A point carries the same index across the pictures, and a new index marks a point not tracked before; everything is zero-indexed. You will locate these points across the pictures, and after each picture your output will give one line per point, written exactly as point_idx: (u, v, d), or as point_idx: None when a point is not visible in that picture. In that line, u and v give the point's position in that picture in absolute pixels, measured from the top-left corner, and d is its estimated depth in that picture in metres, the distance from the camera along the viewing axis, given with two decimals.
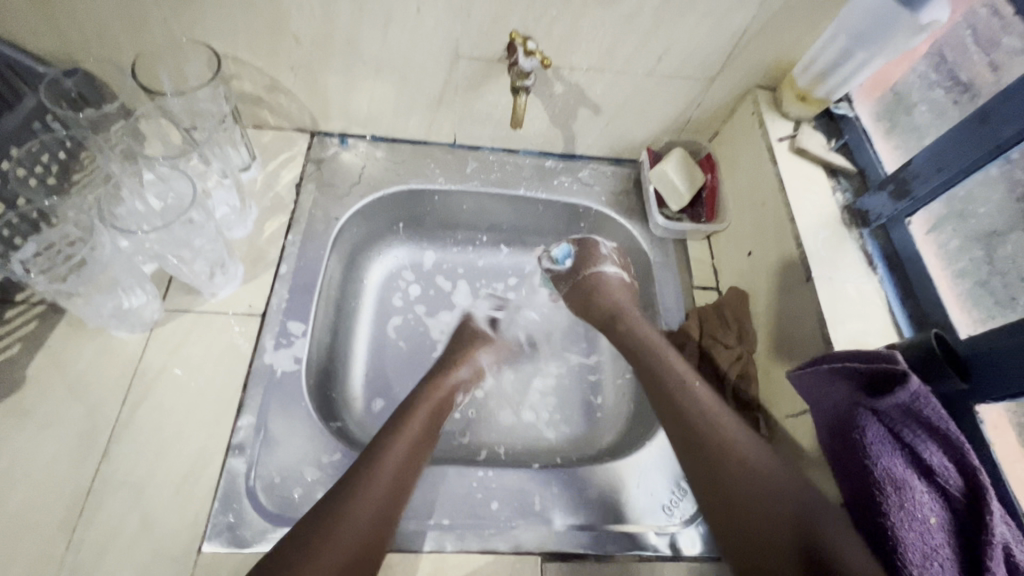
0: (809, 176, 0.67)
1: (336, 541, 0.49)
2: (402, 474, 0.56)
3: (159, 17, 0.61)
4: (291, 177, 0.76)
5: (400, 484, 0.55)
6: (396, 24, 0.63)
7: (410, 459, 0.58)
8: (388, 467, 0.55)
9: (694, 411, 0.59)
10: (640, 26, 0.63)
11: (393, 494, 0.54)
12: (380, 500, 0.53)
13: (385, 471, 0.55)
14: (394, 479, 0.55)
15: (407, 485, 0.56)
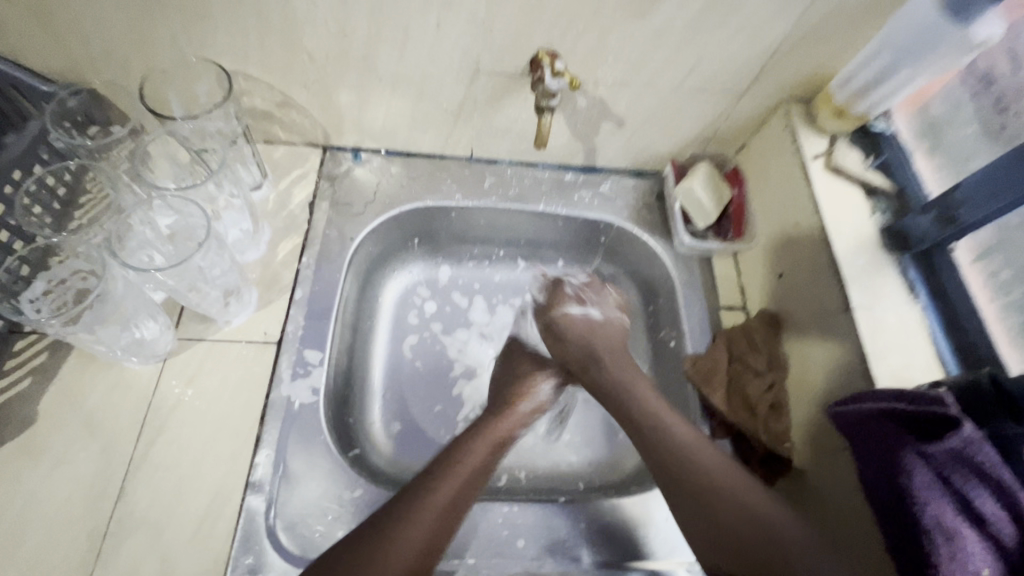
0: (846, 196, 0.64)
1: (383, 573, 0.49)
2: (456, 505, 0.55)
3: (167, 36, 0.58)
4: (304, 196, 0.74)
5: (450, 515, 0.54)
6: (415, 40, 0.60)
7: (464, 489, 0.56)
8: (444, 497, 0.55)
9: (671, 448, 0.58)
10: (670, 39, 0.60)
11: (441, 524, 0.53)
12: (429, 525, 0.53)
13: (437, 501, 0.54)
14: (445, 510, 0.54)
15: (459, 512, 0.55)
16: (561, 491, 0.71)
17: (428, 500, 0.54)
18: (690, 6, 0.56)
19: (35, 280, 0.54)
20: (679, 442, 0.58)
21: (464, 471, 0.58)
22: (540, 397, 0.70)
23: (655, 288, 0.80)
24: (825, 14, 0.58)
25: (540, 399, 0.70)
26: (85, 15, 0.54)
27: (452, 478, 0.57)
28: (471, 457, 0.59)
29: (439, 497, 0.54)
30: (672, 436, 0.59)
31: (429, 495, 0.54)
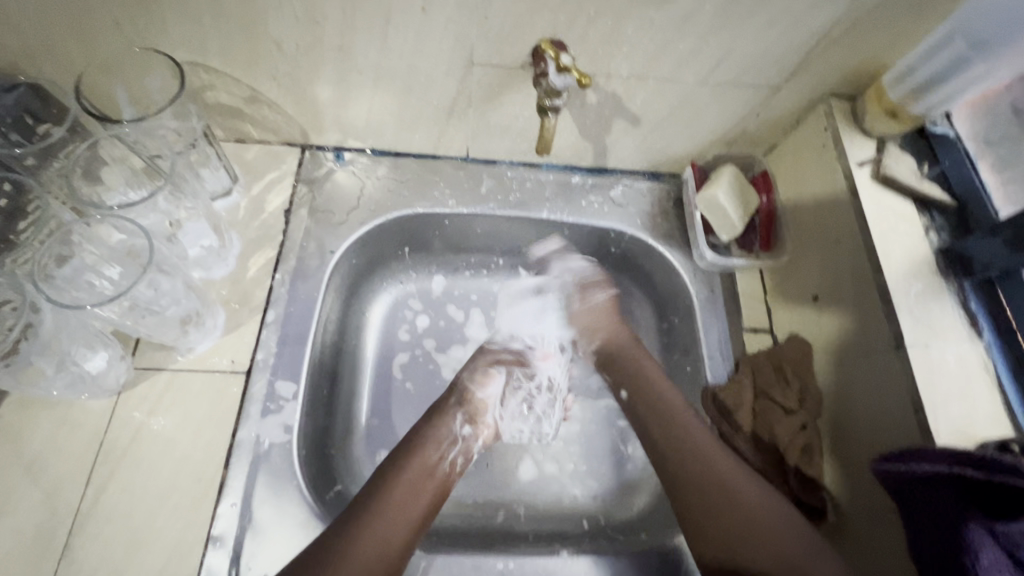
0: (896, 210, 0.55)
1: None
2: (404, 516, 0.52)
3: (108, 23, 0.50)
4: (280, 202, 0.66)
5: (400, 530, 0.51)
6: (397, 27, 0.51)
7: (406, 499, 0.53)
8: (388, 509, 0.51)
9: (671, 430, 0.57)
10: (697, 26, 0.51)
11: (395, 538, 0.50)
12: (393, 525, 0.51)
13: (383, 516, 0.51)
14: (393, 525, 0.51)
15: (421, 516, 0.53)
16: (562, 531, 0.65)
17: (371, 518, 0.50)
18: None
19: None
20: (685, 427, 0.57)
21: (405, 479, 0.55)
22: (473, 396, 0.65)
23: (671, 304, 0.72)
24: None
25: (475, 399, 0.65)
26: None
27: (399, 486, 0.54)
28: (411, 467, 0.56)
29: (383, 512, 0.51)
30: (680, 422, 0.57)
31: (372, 512, 0.51)
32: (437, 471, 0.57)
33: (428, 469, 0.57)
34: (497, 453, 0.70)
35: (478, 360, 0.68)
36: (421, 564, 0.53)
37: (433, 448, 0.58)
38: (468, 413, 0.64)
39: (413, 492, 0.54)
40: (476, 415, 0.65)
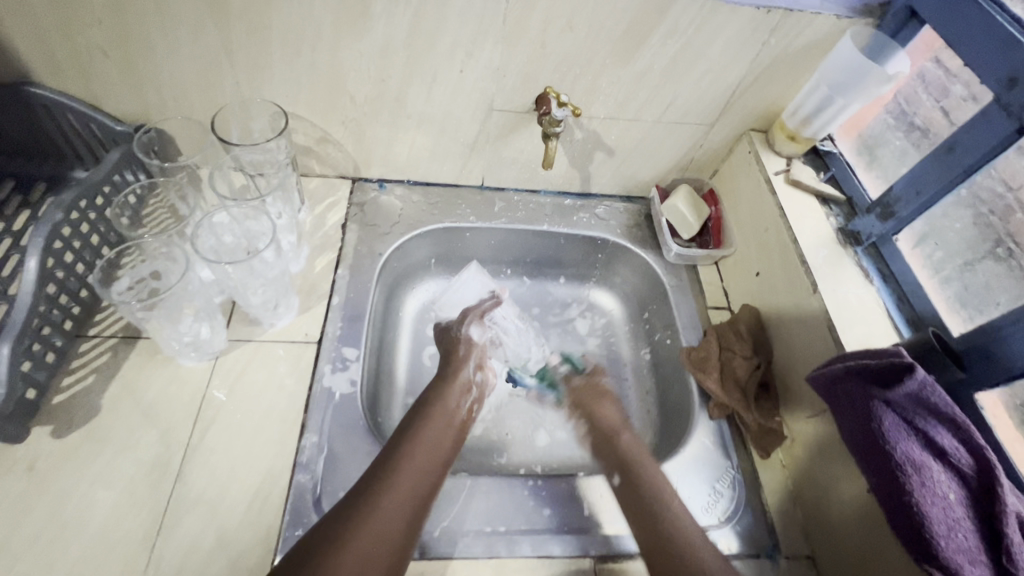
0: (805, 204, 0.76)
1: (386, 502, 0.53)
2: (436, 453, 0.61)
3: (232, 81, 0.70)
4: (337, 219, 0.83)
5: (435, 463, 0.60)
6: (440, 83, 0.72)
7: (435, 444, 0.62)
8: (420, 450, 0.60)
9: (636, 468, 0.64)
10: (650, 81, 0.74)
11: (432, 469, 0.59)
12: (428, 466, 0.59)
13: (421, 454, 0.60)
14: (429, 463, 0.60)
15: (442, 460, 0.61)
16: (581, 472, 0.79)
17: (408, 461, 0.58)
18: (666, 52, 0.70)
19: (121, 277, 0.63)
20: (637, 453, 0.66)
21: (436, 425, 0.64)
22: (478, 349, 0.78)
23: (649, 297, 0.90)
24: (772, 58, 0.72)
25: (478, 348, 0.78)
26: (163, 53, 0.66)
27: (429, 432, 0.63)
28: (434, 420, 0.65)
29: (420, 447, 0.60)
30: (634, 446, 0.68)
31: (411, 449, 0.60)
32: (455, 421, 0.67)
33: (448, 420, 0.66)
34: (517, 424, 0.83)
35: (470, 315, 0.82)
36: (467, 483, 0.65)
37: (440, 408, 0.67)
38: (476, 364, 0.76)
39: (443, 435, 0.63)
40: (482, 363, 0.78)
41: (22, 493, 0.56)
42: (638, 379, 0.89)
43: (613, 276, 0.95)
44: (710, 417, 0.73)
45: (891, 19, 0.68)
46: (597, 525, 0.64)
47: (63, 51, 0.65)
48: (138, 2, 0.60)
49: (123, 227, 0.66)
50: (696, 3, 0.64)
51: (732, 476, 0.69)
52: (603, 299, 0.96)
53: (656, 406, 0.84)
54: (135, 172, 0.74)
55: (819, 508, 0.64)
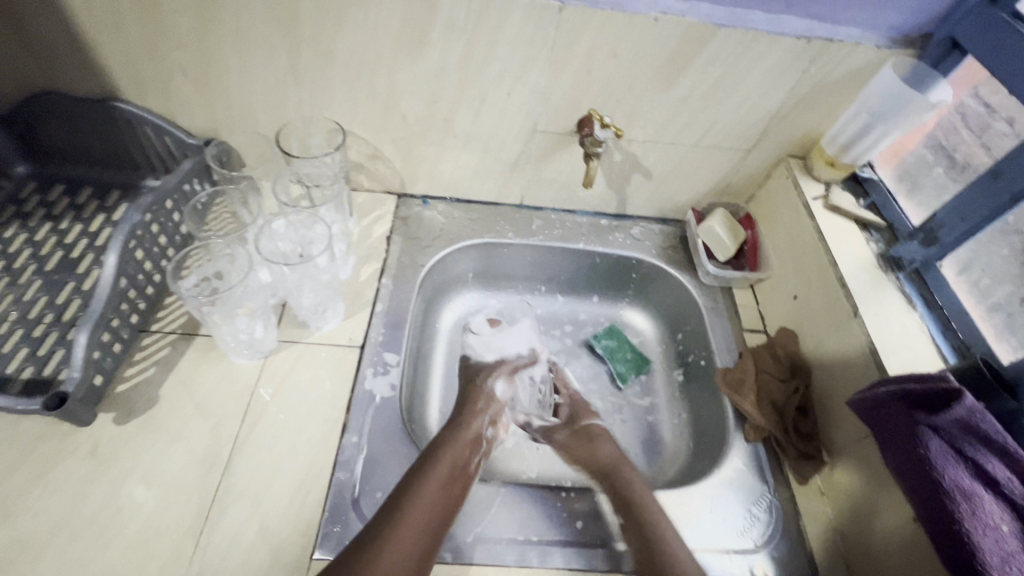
0: (846, 228, 0.76)
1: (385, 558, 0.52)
2: (441, 502, 0.59)
3: (296, 99, 0.75)
4: (382, 231, 0.87)
5: (439, 513, 0.58)
6: (488, 105, 0.76)
7: (441, 495, 0.59)
8: (424, 500, 0.58)
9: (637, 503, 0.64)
10: (690, 105, 0.76)
11: (433, 519, 0.57)
12: (430, 517, 0.57)
13: (416, 514, 0.56)
14: (423, 522, 0.56)
15: (448, 509, 0.59)
16: None
17: (409, 511, 0.56)
18: (707, 79, 0.73)
19: (190, 274, 0.70)
20: (635, 489, 0.66)
21: (437, 477, 0.61)
22: (496, 405, 0.75)
23: (683, 318, 0.91)
24: (812, 86, 0.73)
25: (496, 404, 0.76)
26: (237, 73, 0.72)
27: (430, 485, 0.59)
28: (443, 466, 0.62)
29: (425, 496, 0.58)
30: (632, 482, 0.67)
31: (406, 509, 0.56)
32: (465, 471, 0.64)
33: (455, 472, 0.63)
34: None
35: (499, 368, 0.80)
36: (501, 491, 0.65)
37: (449, 453, 0.64)
38: (490, 417, 0.74)
39: (451, 482, 0.61)
40: (496, 419, 0.75)
41: (84, 474, 0.59)
42: (669, 400, 0.89)
43: (646, 297, 0.97)
44: (746, 439, 0.72)
45: (932, 48, 0.69)
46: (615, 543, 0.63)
47: (149, 69, 0.71)
48: (220, 27, 0.66)
49: (193, 228, 0.72)
50: (737, 33, 0.67)
51: (768, 500, 0.68)
52: (636, 320, 0.97)
53: (688, 429, 0.84)
54: (201, 181, 0.79)
55: (861, 537, 0.62)
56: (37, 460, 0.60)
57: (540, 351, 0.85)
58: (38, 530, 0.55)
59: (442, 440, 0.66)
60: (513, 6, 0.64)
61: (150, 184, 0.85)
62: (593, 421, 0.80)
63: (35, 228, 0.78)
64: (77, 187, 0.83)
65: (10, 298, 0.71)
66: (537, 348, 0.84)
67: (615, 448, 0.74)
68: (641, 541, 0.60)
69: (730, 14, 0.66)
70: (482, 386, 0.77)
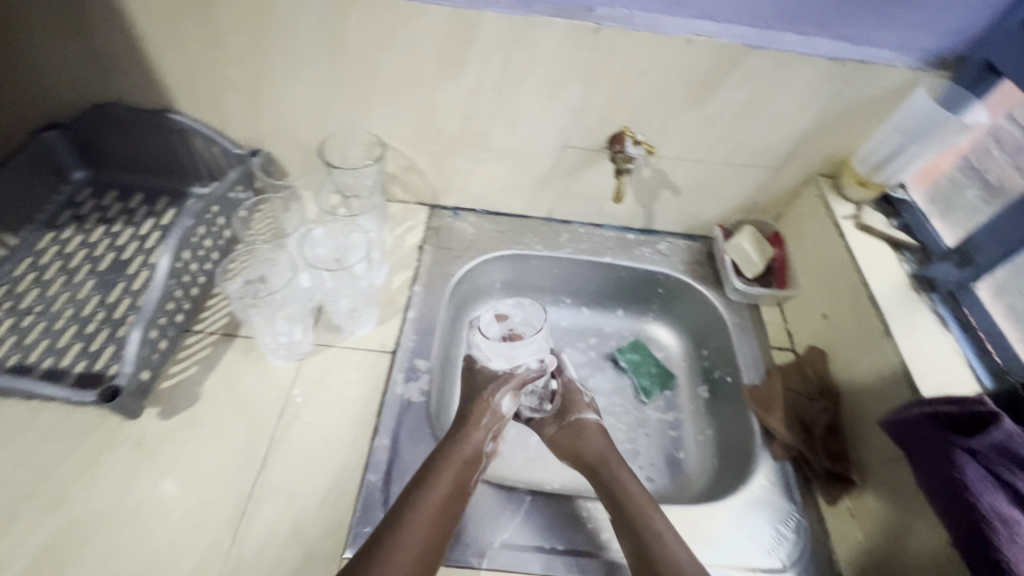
0: (877, 248, 0.76)
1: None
2: (440, 520, 0.57)
3: (337, 113, 0.78)
4: (414, 241, 0.89)
5: (437, 530, 0.56)
6: (521, 121, 0.79)
7: (438, 512, 0.58)
8: (421, 518, 0.56)
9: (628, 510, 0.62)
10: (720, 124, 0.77)
11: (433, 536, 0.56)
12: (428, 534, 0.56)
13: (413, 533, 0.55)
14: (421, 540, 0.55)
15: (449, 526, 0.58)
16: None
17: (406, 530, 0.55)
18: (738, 98, 0.74)
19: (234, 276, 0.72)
20: (628, 490, 0.65)
21: (430, 507, 0.57)
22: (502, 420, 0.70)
23: (709, 334, 0.91)
24: (844, 106, 0.74)
25: (501, 420, 0.70)
26: (284, 87, 0.76)
27: (427, 504, 0.58)
28: (442, 482, 0.60)
29: (422, 514, 0.57)
30: (623, 484, 0.66)
31: (403, 529, 0.55)
32: (464, 489, 0.61)
33: (454, 492, 0.60)
34: None
35: (507, 383, 0.73)
36: (527, 498, 0.66)
37: (447, 468, 0.61)
38: (494, 432, 0.69)
39: (452, 498, 0.59)
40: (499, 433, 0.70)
41: (131, 466, 0.62)
42: (694, 416, 0.89)
43: (672, 312, 0.97)
44: (774, 457, 0.72)
45: (966, 70, 0.69)
46: (605, 550, 0.63)
47: (203, 83, 0.75)
48: (272, 44, 0.70)
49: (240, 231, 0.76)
50: (769, 54, 0.68)
51: (797, 520, 0.67)
52: (661, 334, 0.98)
53: (713, 446, 0.84)
54: (245, 189, 0.83)
55: (892, 560, 0.61)
56: (87, 450, 0.63)
57: (550, 362, 0.78)
58: (87, 518, 0.58)
59: (440, 452, 0.63)
60: (550, 26, 0.67)
61: (197, 190, 0.89)
62: (585, 415, 0.76)
63: (90, 231, 0.83)
64: (130, 193, 0.88)
65: (67, 296, 0.75)
66: (546, 359, 0.77)
67: (607, 445, 0.72)
68: (633, 544, 0.60)
69: (763, 36, 0.68)
70: (489, 399, 0.71)
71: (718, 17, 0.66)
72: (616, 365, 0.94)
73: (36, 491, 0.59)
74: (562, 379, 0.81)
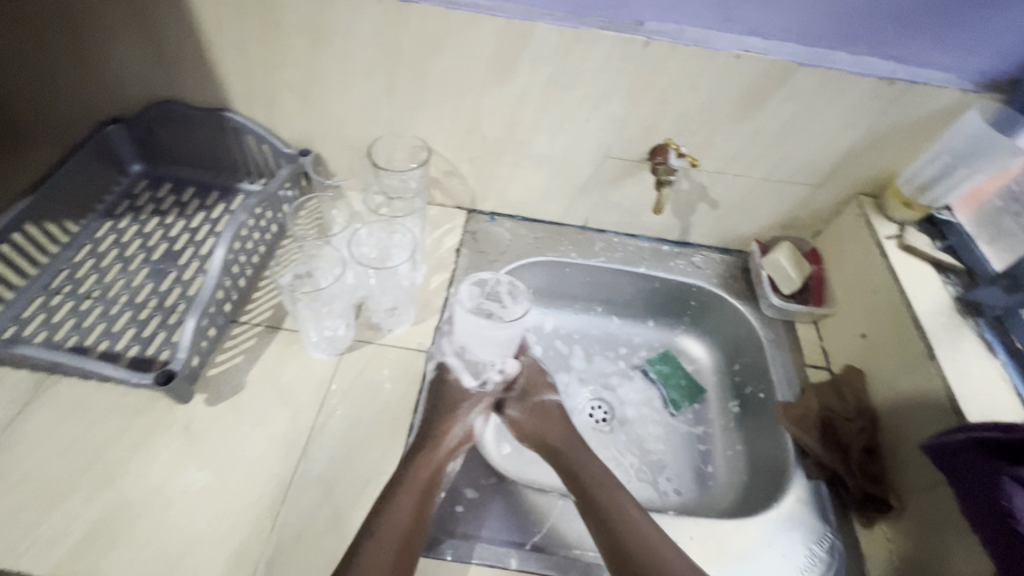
0: (921, 269, 0.75)
1: None
2: (407, 535, 0.57)
3: (386, 117, 0.81)
4: (451, 244, 0.91)
5: (405, 542, 0.57)
6: (564, 131, 0.80)
7: (403, 527, 0.58)
8: (385, 534, 0.56)
9: (592, 492, 0.64)
10: (763, 139, 0.77)
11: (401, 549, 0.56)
12: (395, 549, 0.56)
13: (379, 549, 0.55)
14: (388, 553, 0.55)
15: (416, 539, 0.58)
16: (670, 511, 0.79)
17: (372, 549, 0.55)
18: (784, 114, 0.74)
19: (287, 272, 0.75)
20: (585, 469, 0.67)
21: (396, 521, 0.58)
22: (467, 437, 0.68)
23: (742, 348, 0.91)
24: (890, 125, 0.74)
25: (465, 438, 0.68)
26: (337, 90, 0.78)
27: (387, 522, 0.57)
28: (403, 499, 0.60)
29: (385, 530, 0.57)
30: (582, 465, 0.67)
31: (367, 550, 0.55)
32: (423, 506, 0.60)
33: (414, 511, 0.59)
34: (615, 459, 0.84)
35: (477, 405, 0.72)
36: (559, 503, 0.67)
37: (405, 484, 0.61)
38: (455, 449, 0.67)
39: (417, 508, 0.60)
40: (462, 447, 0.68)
41: (178, 449, 0.64)
42: (724, 430, 0.88)
43: (703, 326, 0.97)
44: (807, 476, 0.71)
45: (1020, 93, 0.68)
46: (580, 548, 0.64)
47: (260, 84, 0.79)
48: (329, 49, 0.73)
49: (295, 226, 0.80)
50: (818, 73, 0.69)
51: (830, 541, 0.66)
52: (692, 347, 0.98)
53: (743, 461, 0.83)
54: (292, 187, 0.86)
55: None
56: (139, 430, 0.65)
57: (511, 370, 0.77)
58: (137, 495, 0.60)
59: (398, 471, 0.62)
60: (601, 38, 0.68)
61: (246, 186, 0.92)
62: (545, 396, 0.76)
63: (145, 221, 0.86)
64: (182, 186, 0.92)
65: (122, 283, 0.78)
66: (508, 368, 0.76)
67: (570, 431, 0.72)
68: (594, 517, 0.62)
69: (812, 54, 0.68)
70: (461, 420, 0.69)
71: (767, 34, 0.67)
72: (646, 376, 0.94)
73: (90, 467, 0.62)
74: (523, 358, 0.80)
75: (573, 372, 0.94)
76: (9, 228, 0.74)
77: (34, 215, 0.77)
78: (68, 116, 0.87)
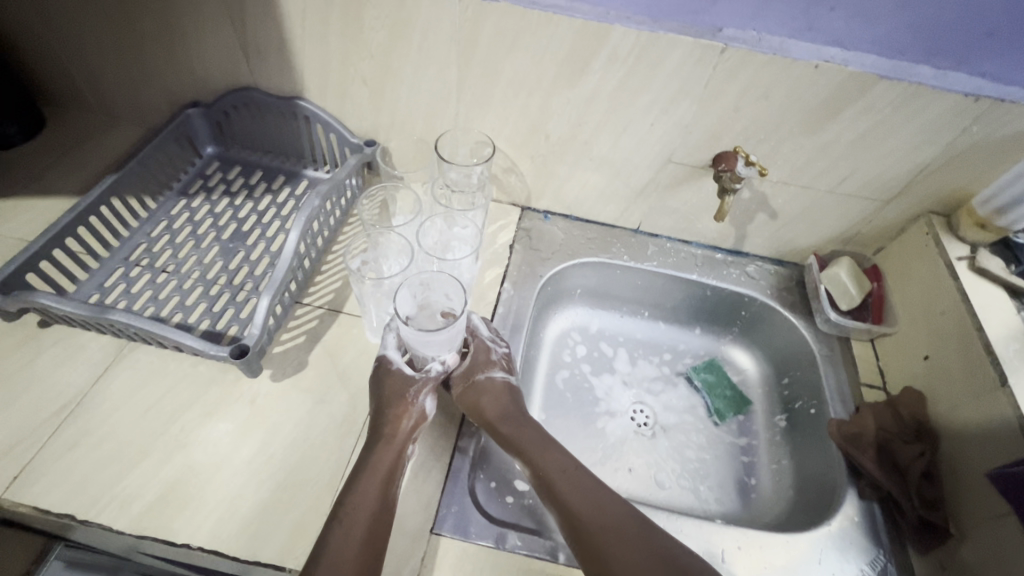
0: (993, 293, 0.72)
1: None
2: (373, 524, 0.57)
3: (454, 111, 0.83)
4: (505, 239, 0.92)
5: (370, 532, 0.56)
6: (628, 133, 0.80)
7: (367, 514, 0.57)
8: (354, 519, 0.56)
9: (536, 460, 0.65)
10: (833, 152, 0.76)
11: (370, 539, 0.56)
12: (362, 536, 0.55)
13: (349, 535, 0.55)
14: (357, 540, 0.55)
15: (383, 531, 0.57)
16: (718, 519, 0.79)
17: (338, 535, 0.55)
18: (859, 127, 0.73)
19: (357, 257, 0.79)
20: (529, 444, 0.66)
21: (365, 506, 0.57)
22: (415, 420, 0.66)
23: (792, 362, 0.89)
24: (969, 144, 0.72)
25: (417, 422, 0.66)
26: (408, 84, 0.80)
27: (354, 509, 0.57)
28: (370, 486, 0.59)
29: (355, 517, 0.56)
30: (522, 434, 0.67)
31: (332, 540, 0.55)
32: (385, 495, 0.59)
33: (383, 502, 0.59)
34: (657, 462, 0.85)
35: (422, 386, 0.69)
36: None
37: (372, 473, 0.60)
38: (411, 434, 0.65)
39: (382, 494, 0.59)
40: (416, 430, 0.66)
41: (244, 420, 0.67)
42: (768, 443, 0.87)
43: (753, 336, 0.96)
44: (861, 496, 0.70)
45: None
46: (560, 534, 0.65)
47: (334, 75, 0.81)
48: (406, 44, 0.75)
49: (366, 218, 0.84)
50: (899, 86, 0.67)
51: (883, 564, 0.65)
52: (738, 356, 0.97)
53: (790, 475, 0.82)
54: (356, 177, 0.89)
55: None
56: (210, 400, 0.69)
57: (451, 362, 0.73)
58: (205, 463, 0.63)
59: (360, 460, 0.62)
60: (677, 43, 0.68)
61: (311, 173, 0.96)
62: (493, 372, 0.72)
63: (216, 201, 0.90)
64: (251, 170, 0.95)
65: (195, 259, 0.82)
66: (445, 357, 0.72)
67: (513, 404, 0.70)
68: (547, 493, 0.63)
69: (896, 67, 0.66)
70: (413, 402, 0.67)
71: (850, 45, 0.66)
72: (688, 382, 0.94)
73: (164, 432, 0.65)
74: (473, 338, 0.75)
75: (616, 374, 0.94)
76: (97, 201, 0.78)
77: (118, 189, 0.82)
78: (154, 100, 0.93)
